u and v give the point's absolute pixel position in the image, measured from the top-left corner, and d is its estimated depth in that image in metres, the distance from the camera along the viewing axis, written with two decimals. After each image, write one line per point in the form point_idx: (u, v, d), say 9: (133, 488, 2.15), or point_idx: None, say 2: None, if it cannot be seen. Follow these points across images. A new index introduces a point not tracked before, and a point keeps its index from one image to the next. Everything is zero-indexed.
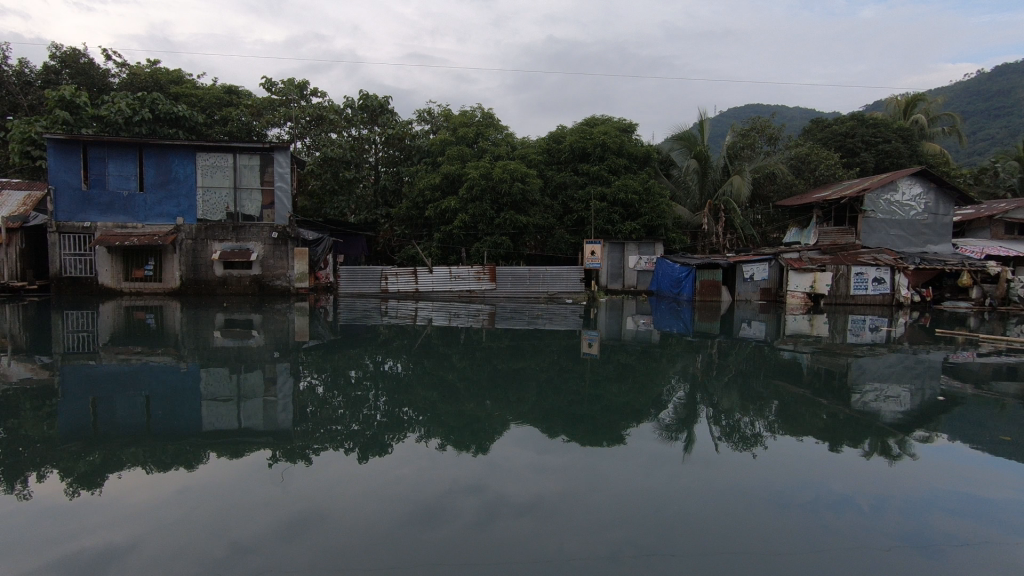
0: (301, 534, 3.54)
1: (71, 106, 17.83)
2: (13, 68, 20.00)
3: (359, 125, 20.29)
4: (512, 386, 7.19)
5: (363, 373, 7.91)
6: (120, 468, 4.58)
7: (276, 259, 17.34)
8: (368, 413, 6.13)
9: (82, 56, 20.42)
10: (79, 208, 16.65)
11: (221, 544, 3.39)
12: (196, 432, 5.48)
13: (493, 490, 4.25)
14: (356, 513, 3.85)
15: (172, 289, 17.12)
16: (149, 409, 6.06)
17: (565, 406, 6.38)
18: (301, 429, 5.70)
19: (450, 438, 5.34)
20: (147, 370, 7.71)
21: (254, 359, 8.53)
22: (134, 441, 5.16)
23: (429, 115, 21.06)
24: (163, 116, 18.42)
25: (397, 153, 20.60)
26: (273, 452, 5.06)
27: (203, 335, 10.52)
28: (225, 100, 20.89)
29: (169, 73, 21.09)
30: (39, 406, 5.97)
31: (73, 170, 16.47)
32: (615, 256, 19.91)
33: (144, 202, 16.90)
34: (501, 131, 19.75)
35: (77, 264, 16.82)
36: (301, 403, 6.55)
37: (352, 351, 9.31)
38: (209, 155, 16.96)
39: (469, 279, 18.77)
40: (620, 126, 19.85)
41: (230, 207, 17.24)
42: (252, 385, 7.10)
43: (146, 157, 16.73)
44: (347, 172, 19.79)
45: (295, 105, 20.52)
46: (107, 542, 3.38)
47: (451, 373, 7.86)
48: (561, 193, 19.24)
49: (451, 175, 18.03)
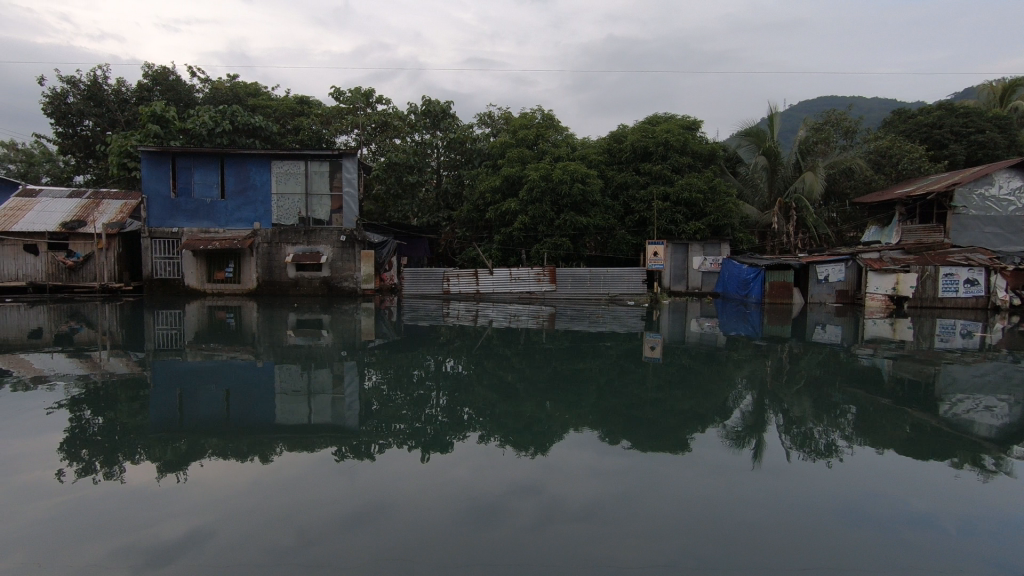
0: (364, 528, 3.66)
1: (162, 120, 19.27)
2: (112, 87, 21.82)
3: (422, 130, 20.76)
4: (571, 388, 7.18)
5: (425, 373, 8.08)
6: (201, 456, 4.91)
7: (344, 262, 18.11)
8: (430, 413, 6.23)
9: (171, 73, 22.05)
10: (168, 215, 17.97)
11: (290, 534, 3.56)
12: (269, 426, 5.79)
13: (550, 491, 4.24)
14: (417, 510, 3.93)
15: (250, 290, 18.15)
16: (227, 402, 6.46)
17: (626, 409, 6.29)
18: (367, 427, 5.89)
19: (511, 439, 5.38)
20: (227, 366, 8.23)
21: (324, 358, 8.90)
22: (214, 433, 5.49)
23: (490, 119, 21.28)
24: (241, 127, 19.60)
25: (458, 157, 20.96)
26: (340, 447, 5.26)
27: (277, 334, 11.06)
28: (297, 110, 21.94)
29: (247, 86, 22.41)
30: (133, 398, 6.48)
31: (163, 179, 17.81)
32: (678, 257, 19.39)
33: (225, 208, 18.02)
34: (562, 132, 19.67)
35: (166, 267, 18.11)
36: (367, 401, 6.78)
37: (413, 351, 9.55)
38: (284, 163, 17.91)
39: (529, 281, 18.77)
40: (683, 123, 19.33)
41: (302, 212, 18.12)
42: (322, 383, 7.43)
43: (226, 166, 17.86)
44: (411, 177, 20.31)
45: (362, 112, 21.28)
46: (187, 528, 3.62)
47: (510, 375, 7.91)
48: (622, 193, 18.91)
49: (512, 177, 18.15)
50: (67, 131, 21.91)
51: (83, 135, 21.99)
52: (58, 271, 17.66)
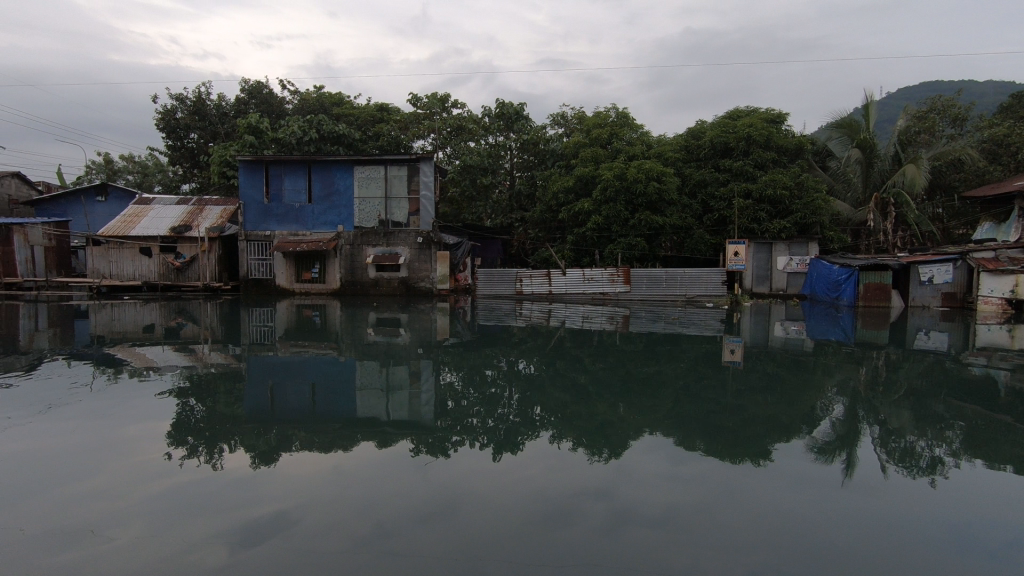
0: (439, 522, 3.75)
1: (257, 131, 20.71)
2: (214, 102, 23.71)
3: (496, 132, 21.00)
4: (646, 392, 7.01)
5: (498, 372, 8.18)
6: (289, 446, 5.21)
7: (421, 263, 18.69)
8: (503, 412, 6.30)
9: (265, 87, 23.66)
10: (262, 219, 19.25)
11: (368, 524, 3.71)
12: (351, 420, 6.06)
13: (622, 496, 4.16)
14: (489, 508, 3.98)
15: (334, 289, 19.10)
16: (313, 396, 6.84)
17: (703, 416, 6.05)
18: (441, 423, 6.04)
19: (583, 441, 5.33)
20: (312, 361, 8.70)
21: (402, 355, 9.22)
22: (301, 425, 5.82)
23: (564, 119, 21.21)
24: (327, 134, 20.69)
25: (531, 158, 21.07)
26: (416, 443, 5.41)
27: (358, 331, 11.59)
28: (377, 117, 22.89)
29: (332, 96, 23.64)
30: (230, 390, 6.99)
31: (257, 186, 19.12)
32: (762, 256, 18.48)
33: (312, 212, 19.09)
34: (637, 130, 19.30)
35: (260, 268, 19.39)
36: (441, 398, 6.96)
37: (485, 350, 9.71)
38: (365, 168, 18.75)
39: (603, 281, 18.52)
40: (767, 116, 18.39)
41: (382, 215, 18.89)
42: (399, 380, 7.69)
43: (314, 173, 18.94)
44: (485, 179, 20.63)
45: (438, 116, 21.85)
46: (276, 513, 3.85)
47: (583, 376, 7.85)
48: (700, 190, 18.24)
49: (585, 177, 17.98)
50: (176, 144, 24.03)
51: (189, 146, 24.03)
52: (168, 272, 19.38)
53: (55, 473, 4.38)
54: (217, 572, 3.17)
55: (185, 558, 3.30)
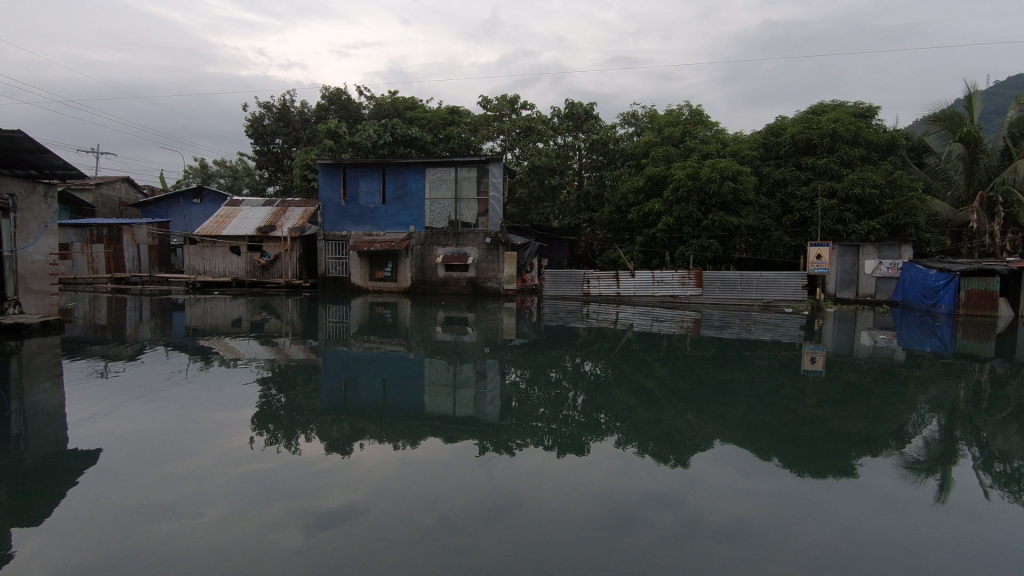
0: (501, 520, 3.77)
1: (336, 136, 21.71)
2: (297, 108, 25.08)
3: (565, 133, 20.96)
4: (718, 399, 6.75)
5: (563, 373, 8.16)
6: (361, 438, 5.42)
7: (489, 263, 18.94)
8: (568, 413, 6.27)
9: (344, 94, 24.77)
10: (339, 220, 20.14)
11: (433, 517, 3.80)
12: (419, 415, 6.23)
13: (690, 505, 4.03)
14: (553, 509, 3.96)
15: (405, 288, 19.69)
16: (384, 391, 7.08)
17: (779, 426, 5.76)
18: (506, 422, 6.09)
19: (650, 447, 5.20)
20: (384, 357, 9.02)
21: (469, 353, 9.38)
22: (373, 418, 6.04)
23: (634, 118, 20.85)
24: (400, 138, 21.45)
25: (601, 158, 20.87)
26: (481, 440, 5.48)
27: (427, 329, 11.90)
28: (448, 120, 23.41)
29: (406, 101, 24.41)
30: (308, 381, 7.37)
31: (335, 188, 20.03)
32: (847, 260, 17.43)
33: (386, 213, 19.77)
34: (711, 128, 18.62)
35: (336, 267, 20.26)
36: (507, 397, 7.03)
37: (551, 351, 9.70)
38: (436, 170, 19.23)
39: (673, 284, 17.98)
40: (855, 110, 17.27)
41: (452, 216, 19.31)
42: (466, 377, 7.82)
43: (388, 175, 19.63)
44: (553, 179, 20.63)
45: (507, 118, 22.04)
46: (348, 501, 4.01)
47: (650, 380, 7.69)
48: (780, 190, 17.37)
49: (656, 177, 17.54)
50: (263, 149, 25.61)
51: (275, 151, 25.54)
52: (254, 269, 20.67)
53: (154, 453, 4.76)
54: (292, 553, 3.33)
55: (265, 538, 3.49)
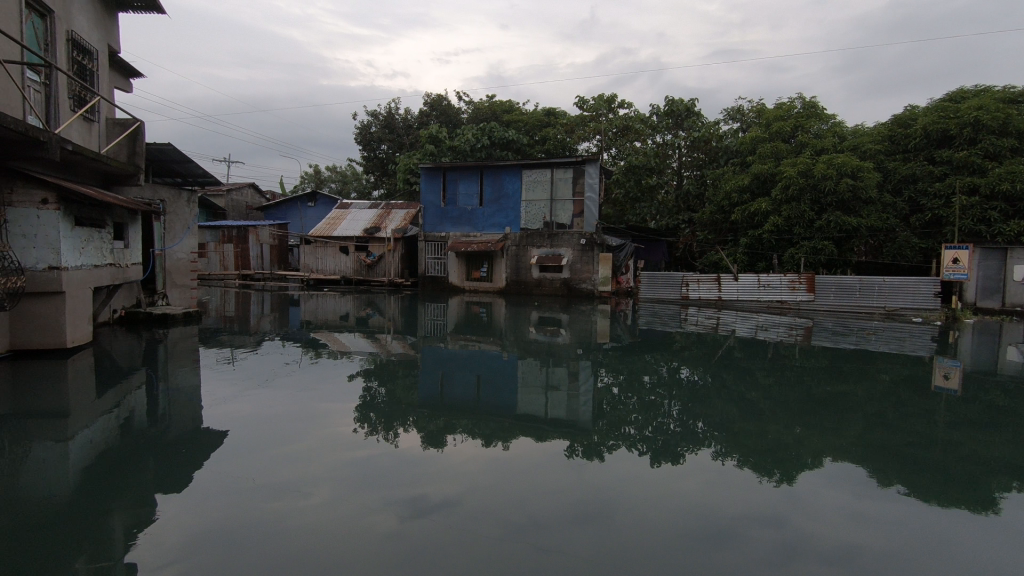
0: (591, 524, 3.72)
1: (437, 141, 22.59)
2: (402, 116, 26.39)
3: (664, 131, 20.37)
4: (830, 414, 6.24)
5: (658, 379, 7.93)
6: (454, 434, 5.59)
7: (584, 264, 18.83)
8: (662, 421, 6.08)
9: (444, 100, 25.73)
10: (439, 221, 20.90)
11: (522, 515, 3.83)
12: (512, 414, 6.32)
13: (795, 525, 3.76)
14: (642, 517, 3.85)
15: (500, 288, 20.08)
16: (478, 389, 7.26)
17: (901, 447, 5.22)
18: (598, 425, 6.01)
19: (750, 461, 4.92)
20: (479, 355, 9.25)
21: (562, 355, 9.38)
22: (466, 415, 6.20)
23: (740, 113, 19.81)
24: (498, 141, 22.05)
25: (702, 156, 20.06)
26: (572, 442, 5.45)
27: (521, 329, 12.04)
28: (544, 122, 23.57)
29: (504, 104, 24.91)
30: (407, 376, 7.71)
31: (436, 191, 20.81)
32: (991, 264, 14.92)
33: (483, 215, 20.26)
34: (827, 121, 17.24)
35: (435, 267, 21.02)
36: (599, 400, 6.94)
37: (646, 355, 9.44)
38: (533, 172, 19.41)
39: (781, 288, 16.75)
40: (1004, 96, 15.24)
41: (547, 217, 19.40)
42: (559, 379, 7.83)
43: (486, 177, 20.11)
44: (650, 179, 20.15)
45: (605, 118, 21.79)
46: (441, 493, 4.15)
47: (754, 390, 7.26)
48: (908, 187, 15.85)
49: (764, 175, 16.57)
50: (370, 155, 27.20)
51: (381, 157, 27.06)
52: (361, 269, 21.97)
53: (271, 435, 5.20)
54: (388, 537, 3.51)
55: (365, 522, 3.70)
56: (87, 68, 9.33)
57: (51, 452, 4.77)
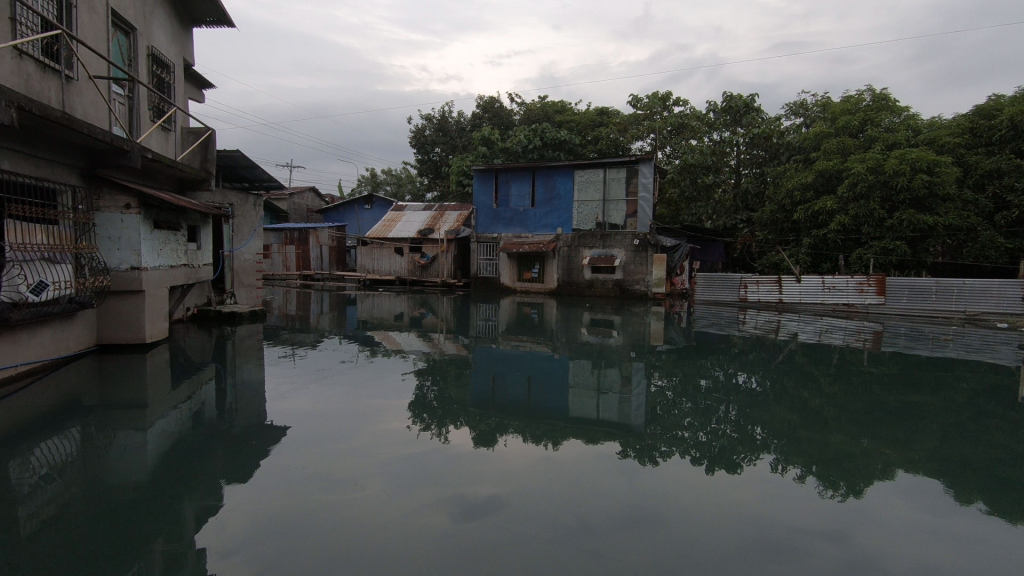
0: (643, 530, 3.65)
1: (489, 143, 22.82)
2: (455, 119, 26.79)
3: (722, 128, 19.78)
4: (903, 425, 5.87)
5: (714, 383, 7.69)
6: (505, 433, 5.62)
7: (637, 265, 18.54)
8: (718, 426, 5.90)
9: (497, 102, 25.95)
10: (491, 222, 21.09)
11: (572, 518, 3.80)
12: (563, 416, 6.28)
13: (864, 542, 3.56)
14: (697, 526, 3.74)
15: (551, 289, 20.04)
16: (529, 389, 7.27)
17: (983, 463, 4.86)
18: (651, 429, 5.90)
19: (814, 471, 4.70)
20: (530, 356, 9.26)
21: (614, 357, 9.26)
22: (517, 416, 6.21)
23: (803, 108, 19.01)
24: (550, 141, 22.01)
25: (762, 153, 19.39)
26: (624, 445, 5.37)
27: (573, 330, 11.98)
28: (597, 121, 23.38)
29: (556, 105, 24.90)
30: (459, 375, 7.81)
31: (488, 193, 21.02)
32: None
33: (535, 215, 20.28)
34: (899, 114, 16.38)
35: (487, 267, 21.19)
36: (652, 404, 6.81)
37: (702, 359, 9.19)
38: (585, 172, 19.25)
39: (848, 290, 15.87)
40: None
41: (599, 217, 19.21)
42: (611, 381, 7.72)
43: (538, 178, 20.13)
44: (707, 178, 19.65)
45: (659, 116, 21.38)
46: (492, 493, 4.18)
47: (817, 397, 6.93)
48: (991, 183, 14.67)
49: (829, 172, 15.90)
50: (424, 158, 27.75)
51: (434, 160, 27.57)
52: (415, 269, 22.43)
53: (328, 430, 5.38)
54: (440, 535, 3.56)
55: (417, 519, 3.76)
56: (164, 81, 9.95)
57: (131, 440, 5.11)
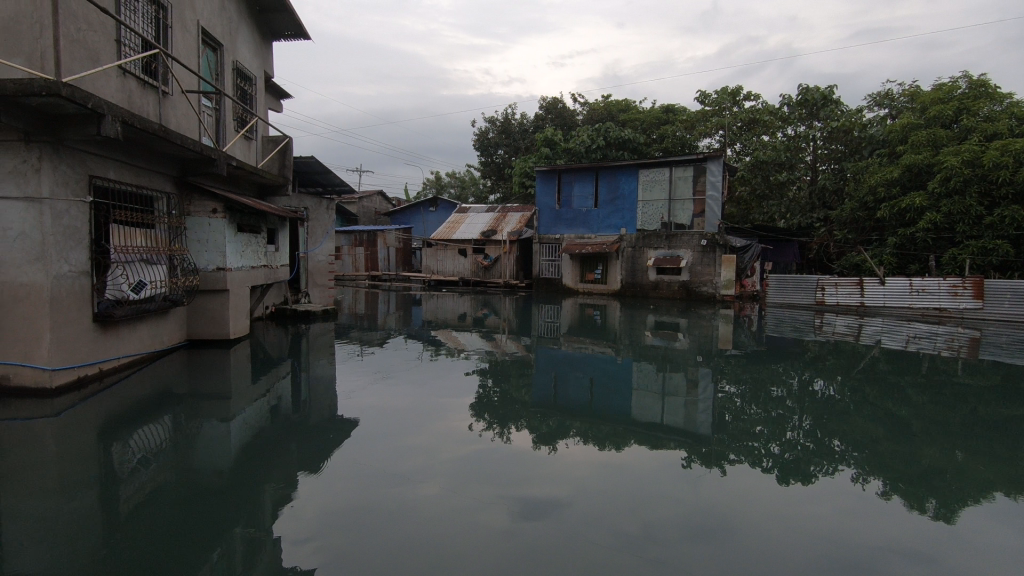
0: (709, 541, 3.53)
1: (552, 144, 22.82)
2: (519, 120, 26.97)
3: (797, 122, 18.88)
4: (1003, 441, 5.37)
5: (787, 390, 7.33)
6: (567, 436, 5.57)
7: (705, 266, 17.97)
8: (792, 436, 5.61)
9: (560, 103, 25.90)
10: (554, 223, 21.05)
11: (635, 524, 3.73)
12: (627, 420, 6.17)
13: (957, 567, 3.29)
14: (768, 539, 3.58)
15: (614, 290, 19.80)
16: (591, 391, 7.20)
17: None
18: (718, 436, 5.69)
19: (899, 487, 4.39)
20: (593, 358, 9.17)
21: (680, 361, 9.01)
22: (579, 418, 6.15)
23: (888, 98, 17.82)
24: (613, 140, 21.73)
25: (842, 148, 18.34)
26: (689, 452, 5.21)
27: (637, 333, 11.76)
28: (663, 119, 22.87)
29: (620, 104, 24.60)
30: (521, 376, 7.84)
31: (551, 194, 21.00)
32: None
33: (598, 216, 20.07)
34: (1002, 101, 14.91)
35: (549, 268, 21.16)
36: (720, 410, 6.56)
37: (774, 365, 8.78)
38: (650, 171, 18.85)
39: (939, 294, 14.46)
40: None
41: (665, 217, 18.77)
42: (676, 385, 7.51)
43: (602, 178, 19.91)
44: (780, 175, 18.84)
45: (728, 112, 20.65)
46: (553, 495, 4.16)
47: (903, 408, 6.46)
48: None
49: (918, 166, 14.80)
50: (488, 160, 28.07)
51: (498, 162, 27.86)
52: (478, 270, 22.72)
53: (395, 427, 5.55)
54: (501, 535, 3.58)
55: (478, 516, 3.81)
56: (248, 93, 10.59)
57: (217, 430, 5.46)
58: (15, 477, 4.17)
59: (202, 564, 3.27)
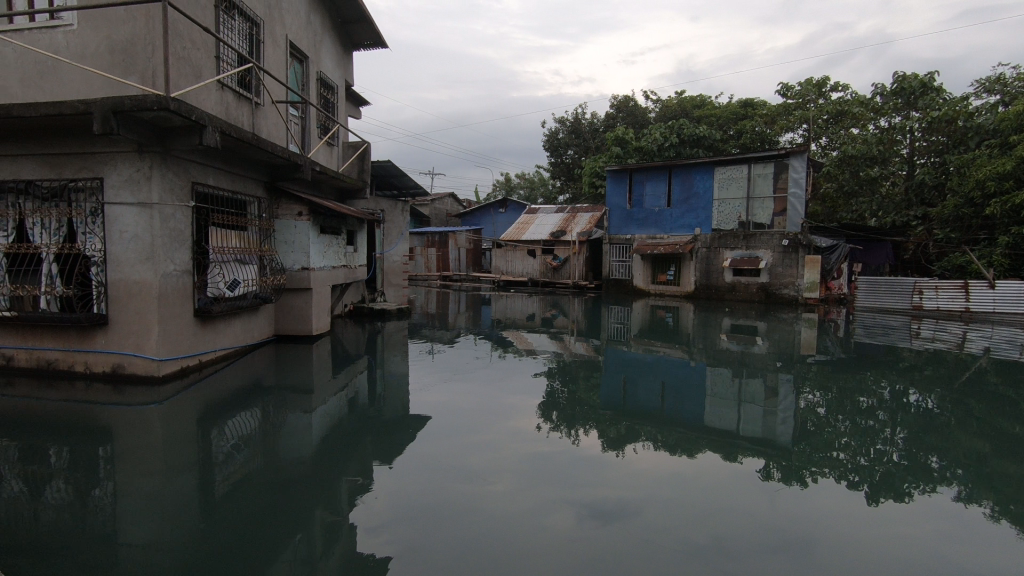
0: (787, 554, 3.38)
1: (624, 143, 22.49)
2: (589, 120, 26.76)
3: (891, 113, 17.59)
4: None
5: (878, 400, 6.84)
6: (636, 440, 5.48)
7: (786, 268, 17.09)
8: (882, 450, 5.24)
9: (632, 100, 25.48)
10: (624, 223, 20.73)
11: (707, 533, 3.62)
12: (700, 426, 5.99)
13: None
14: (852, 557, 3.38)
15: (687, 292, 19.23)
16: (663, 395, 7.04)
17: None
18: (799, 447, 5.41)
19: (1010, 510, 3.99)
20: (665, 361, 8.96)
21: (758, 366, 8.64)
22: (649, 423, 6.03)
23: (1000, 83, 16.20)
24: (687, 138, 21.10)
25: (944, 139, 16.63)
26: (767, 462, 4.99)
27: (711, 336, 11.40)
28: (741, 114, 21.98)
29: (695, 99, 23.90)
30: (589, 377, 7.78)
31: (622, 193, 20.68)
32: None
33: (671, 216, 19.56)
34: None
35: (620, 269, 20.87)
36: (802, 419, 6.22)
37: (863, 373, 8.22)
38: (727, 169, 18.15)
39: None
40: None
41: (743, 216, 18.00)
42: (753, 392, 7.18)
43: (675, 177, 19.38)
44: (872, 170, 17.64)
45: (813, 104, 19.60)
46: (620, 499, 4.10)
47: (1014, 425, 5.86)
48: None
49: None
50: (558, 160, 28.00)
51: (567, 162, 27.79)
52: (547, 270, 22.72)
53: (465, 424, 5.66)
54: (567, 536, 3.57)
55: (546, 517, 3.82)
56: (330, 101, 11.15)
57: (300, 420, 5.79)
58: (128, 457, 4.61)
59: (286, 545, 3.48)
